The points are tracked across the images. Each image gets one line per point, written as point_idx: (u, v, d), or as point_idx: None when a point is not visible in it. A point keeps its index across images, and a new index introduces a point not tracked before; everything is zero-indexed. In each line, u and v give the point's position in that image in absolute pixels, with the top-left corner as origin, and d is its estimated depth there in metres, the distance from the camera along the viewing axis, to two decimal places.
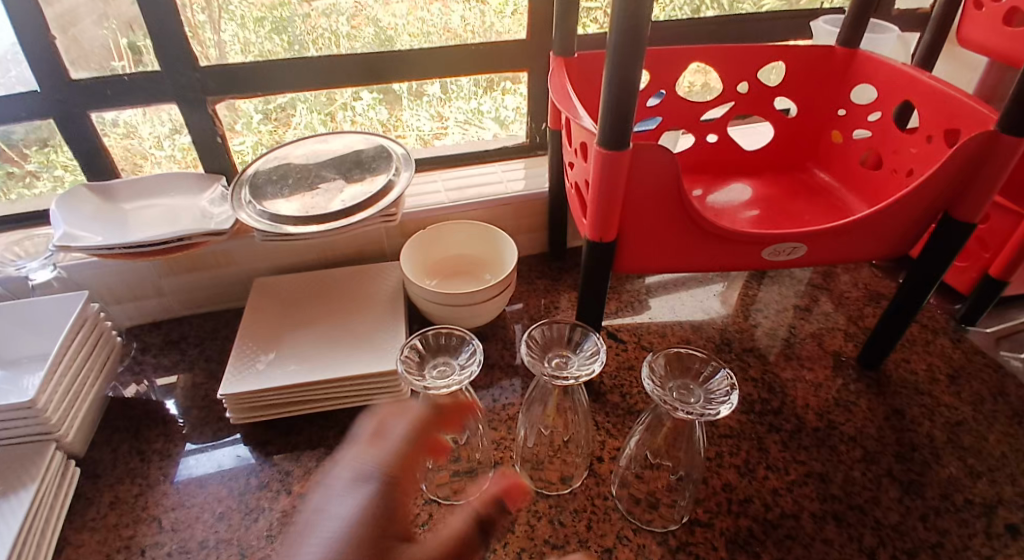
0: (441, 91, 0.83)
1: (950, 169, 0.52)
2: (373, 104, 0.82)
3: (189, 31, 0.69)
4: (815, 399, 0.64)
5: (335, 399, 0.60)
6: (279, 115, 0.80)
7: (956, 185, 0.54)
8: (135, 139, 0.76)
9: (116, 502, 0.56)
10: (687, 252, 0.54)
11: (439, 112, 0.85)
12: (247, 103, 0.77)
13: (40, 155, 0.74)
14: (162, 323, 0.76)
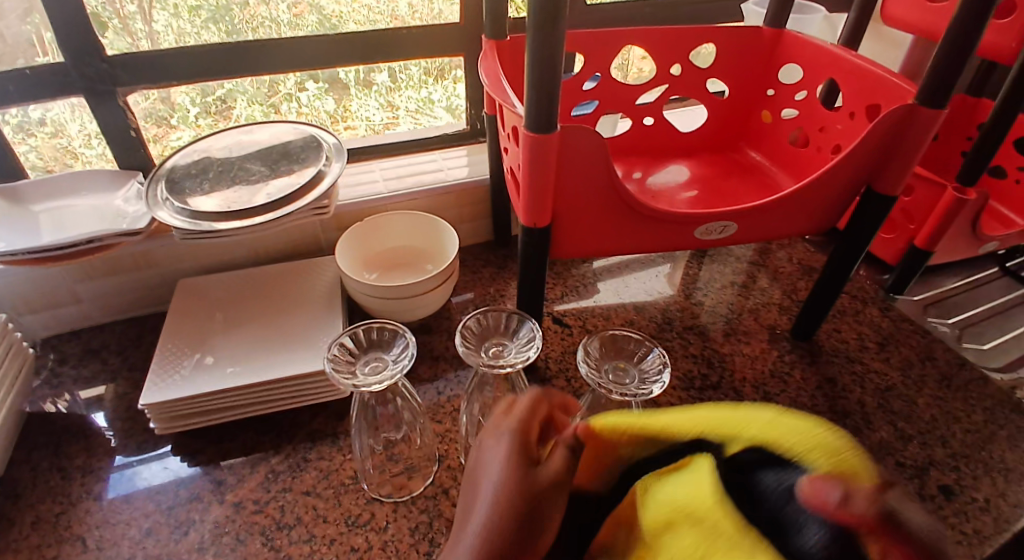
0: (390, 79, 0.81)
1: (871, 143, 0.54)
2: (319, 93, 0.80)
3: (117, 22, 0.65)
4: (752, 372, 0.65)
5: (268, 403, 0.57)
6: (219, 108, 0.76)
7: (877, 158, 0.56)
8: (64, 137, 0.71)
9: (37, 523, 0.52)
10: (623, 234, 0.54)
11: (389, 100, 0.83)
12: (183, 94, 0.73)
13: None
14: (82, 331, 0.71)
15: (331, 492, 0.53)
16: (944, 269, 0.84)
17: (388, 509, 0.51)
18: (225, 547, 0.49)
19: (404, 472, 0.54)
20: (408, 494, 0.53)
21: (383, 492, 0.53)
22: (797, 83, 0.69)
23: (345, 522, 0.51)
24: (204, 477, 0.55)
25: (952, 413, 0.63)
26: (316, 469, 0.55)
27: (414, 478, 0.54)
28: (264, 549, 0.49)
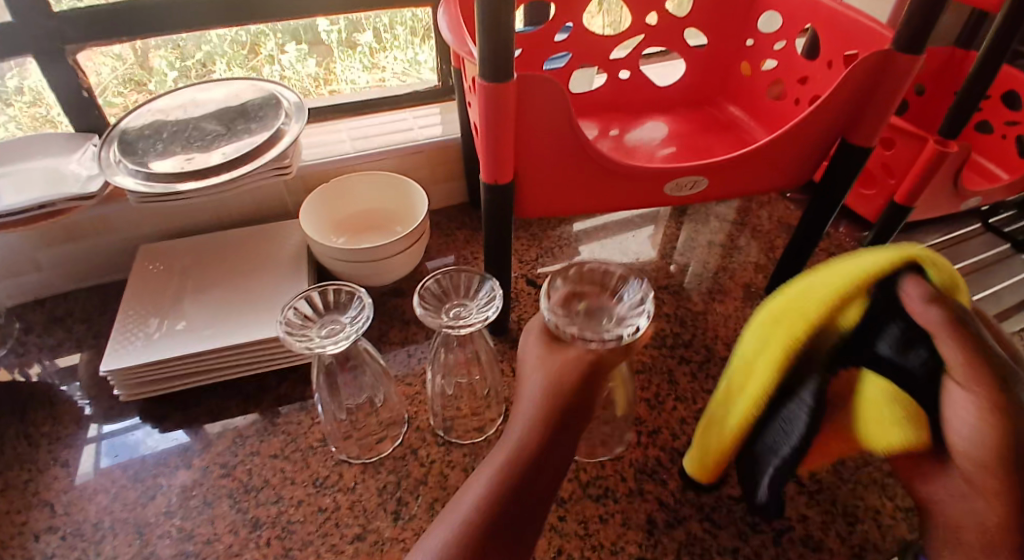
0: (374, 40, 0.80)
1: (846, 92, 0.52)
2: (301, 56, 0.79)
3: None
4: (724, 329, 0.65)
5: (233, 368, 0.57)
6: (198, 71, 0.77)
7: (852, 109, 0.54)
8: (42, 105, 0.70)
9: (3, 489, 0.52)
10: (590, 192, 0.53)
11: (373, 62, 0.82)
12: (159, 58, 0.73)
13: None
14: (46, 300, 0.69)
15: (299, 455, 0.53)
16: (924, 227, 0.84)
17: (355, 470, 0.51)
18: (192, 510, 0.49)
19: (373, 433, 0.54)
20: (376, 456, 0.52)
21: (351, 453, 0.52)
22: (775, 33, 0.66)
23: (313, 483, 0.51)
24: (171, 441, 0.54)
25: None
26: (283, 433, 0.54)
27: (382, 439, 0.54)
28: (231, 511, 0.49)
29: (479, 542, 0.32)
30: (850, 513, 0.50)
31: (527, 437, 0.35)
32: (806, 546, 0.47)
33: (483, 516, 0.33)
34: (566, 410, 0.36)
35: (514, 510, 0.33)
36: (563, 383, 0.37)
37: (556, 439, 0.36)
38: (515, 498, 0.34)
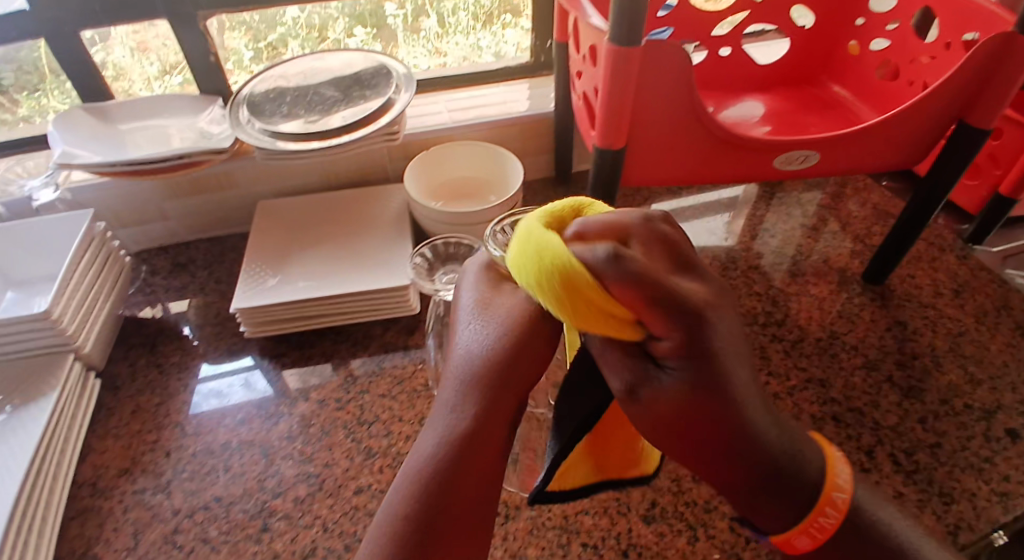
0: (438, 25, 0.83)
1: (963, 73, 0.51)
2: (367, 40, 0.83)
3: None
4: (818, 313, 0.65)
5: (346, 314, 0.62)
6: (270, 53, 0.81)
7: (968, 93, 0.53)
8: (125, 81, 0.76)
9: (138, 411, 0.58)
10: (698, 162, 0.53)
11: (438, 46, 0.86)
12: (236, 41, 0.77)
13: (31, 100, 0.74)
14: (170, 247, 0.76)
15: (406, 398, 0.57)
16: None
17: None
18: (311, 438, 0.54)
19: None
20: None
21: None
22: (888, 12, 0.65)
23: (420, 422, 0.55)
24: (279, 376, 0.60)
25: None
26: (391, 376, 0.59)
27: None
28: (345, 441, 0.53)
29: (419, 517, 0.33)
30: (946, 493, 0.49)
31: (453, 408, 0.35)
32: None
33: (418, 496, 0.33)
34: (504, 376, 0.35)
35: (455, 479, 0.34)
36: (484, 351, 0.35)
37: (491, 401, 0.34)
38: (450, 472, 0.33)
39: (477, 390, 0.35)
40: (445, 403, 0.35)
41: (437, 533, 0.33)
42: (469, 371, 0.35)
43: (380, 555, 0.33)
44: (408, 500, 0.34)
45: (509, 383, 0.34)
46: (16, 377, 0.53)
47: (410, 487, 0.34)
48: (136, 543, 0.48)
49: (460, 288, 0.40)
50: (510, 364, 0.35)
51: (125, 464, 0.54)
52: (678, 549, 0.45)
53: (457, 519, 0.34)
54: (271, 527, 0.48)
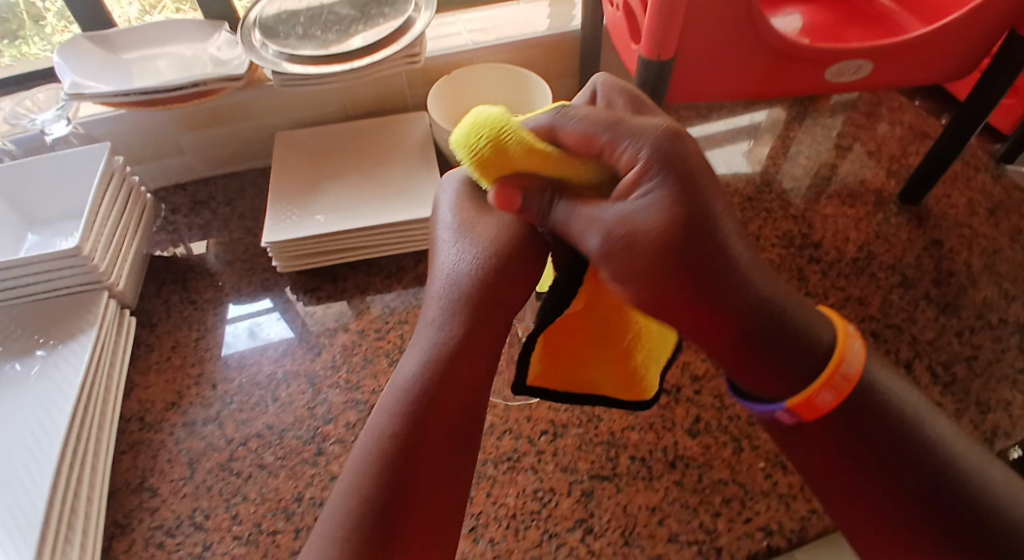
0: None
1: None
2: None
3: None
4: (855, 233, 0.64)
5: (377, 246, 0.61)
6: None
7: None
8: None
9: (178, 345, 0.58)
10: (744, 74, 0.51)
11: None
12: None
13: (11, 48, 0.71)
14: (187, 184, 0.73)
15: None
16: None
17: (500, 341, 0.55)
18: (355, 366, 0.55)
19: None
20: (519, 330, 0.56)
21: None
22: None
23: None
24: (297, 316, 0.59)
25: None
26: None
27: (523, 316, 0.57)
28: (390, 369, 0.54)
29: (410, 418, 0.36)
30: (983, 403, 0.51)
31: (439, 327, 0.39)
32: None
33: (409, 400, 0.36)
34: (493, 280, 0.40)
35: (449, 374, 0.37)
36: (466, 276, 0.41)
37: (476, 315, 0.39)
38: (438, 378, 0.37)
39: (460, 309, 0.40)
40: (431, 325, 0.40)
41: (431, 432, 0.36)
42: (453, 295, 0.40)
43: (376, 449, 0.35)
44: (398, 405, 0.37)
45: (497, 288, 0.40)
46: (52, 316, 0.52)
47: (400, 396, 0.37)
48: (192, 471, 0.49)
49: (439, 214, 0.46)
50: (491, 284, 0.40)
51: (171, 397, 0.54)
52: (724, 459, 0.47)
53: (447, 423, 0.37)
54: (327, 451, 0.49)
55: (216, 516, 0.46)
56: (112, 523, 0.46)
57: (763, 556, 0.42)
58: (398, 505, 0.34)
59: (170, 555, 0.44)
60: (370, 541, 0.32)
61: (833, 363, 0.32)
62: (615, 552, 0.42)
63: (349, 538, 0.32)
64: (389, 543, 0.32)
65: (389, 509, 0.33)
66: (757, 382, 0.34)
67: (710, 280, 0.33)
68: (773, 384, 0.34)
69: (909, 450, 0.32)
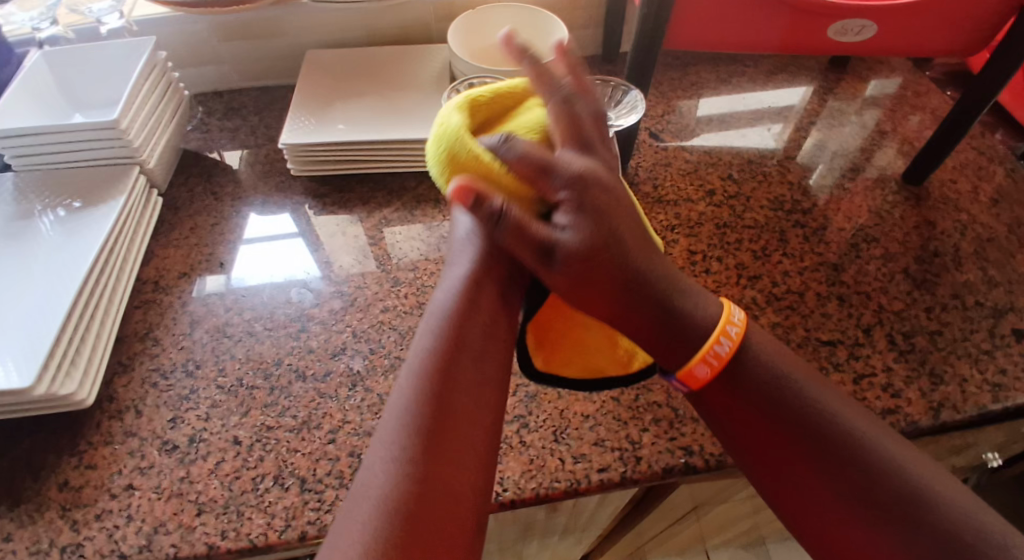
0: None
1: None
2: None
3: None
4: (848, 207, 0.65)
5: (383, 161, 0.66)
6: None
7: None
8: None
9: (195, 228, 0.64)
10: (747, 20, 0.55)
11: None
12: None
13: None
14: (224, 92, 0.79)
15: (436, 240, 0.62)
16: None
17: None
18: (347, 263, 0.60)
19: None
20: None
21: None
22: None
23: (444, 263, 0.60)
24: (306, 220, 0.64)
25: None
26: (421, 221, 0.64)
27: None
28: (377, 270, 0.60)
29: (452, 333, 0.42)
30: (936, 373, 0.52)
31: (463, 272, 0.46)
32: (885, 389, 0.51)
33: (449, 321, 0.43)
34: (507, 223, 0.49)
35: (472, 299, 0.44)
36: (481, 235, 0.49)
37: (495, 250, 0.47)
38: (470, 309, 0.44)
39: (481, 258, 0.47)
40: (456, 272, 0.47)
41: (470, 345, 0.42)
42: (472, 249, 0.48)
43: (426, 353, 0.41)
44: (440, 325, 0.43)
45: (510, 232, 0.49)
46: (91, 182, 0.59)
47: (440, 319, 0.43)
48: (191, 329, 0.55)
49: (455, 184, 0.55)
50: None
51: (183, 269, 0.60)
52: (663, 384, 0.50)
53: (481, 342, 0.43)
54: (309, 329, 0.55)
55: (205, 367, 0.53)
56: (117, 362, 0.53)
57: (679, 470, 0.46)
58: (453, 407, 0.39)
59: (162, 392, 0.51)
60: (428, 414, 0.38)
61: (718, 332, 0.41)
62: (543, 445, 0.47)
63: (416, 412, 0.38)
64: (445, 418, 0.38)
65: (442, 393, 0.39)
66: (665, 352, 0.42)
67: (627, 279, 0.41)
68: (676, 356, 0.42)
69: (836, 444, 0.38)
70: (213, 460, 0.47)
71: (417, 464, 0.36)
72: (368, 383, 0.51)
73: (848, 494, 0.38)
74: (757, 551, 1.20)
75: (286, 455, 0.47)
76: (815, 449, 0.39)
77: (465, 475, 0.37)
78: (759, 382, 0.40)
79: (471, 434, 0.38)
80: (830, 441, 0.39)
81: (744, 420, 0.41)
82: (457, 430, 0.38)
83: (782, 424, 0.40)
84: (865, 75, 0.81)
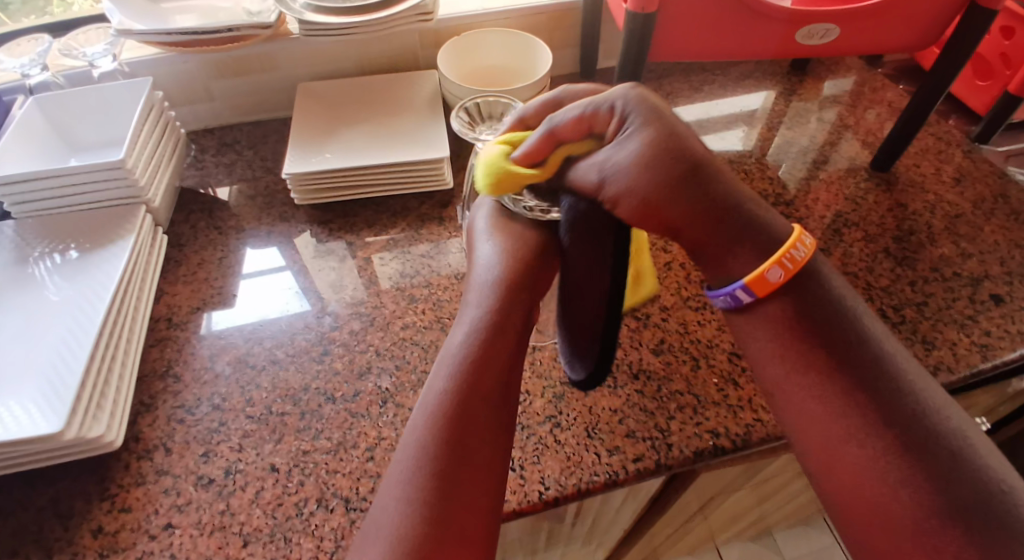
0: None
1: None
2: None
3: None
4: (827, 196, 0.70)
5: (386, 184, 0.68)
6: None
7: None
8: None
9: (203, 263, 0.64)
10: (724, 31, 0.59)
11: None
12: None
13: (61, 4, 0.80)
14: (215, 128, 0.80)
15: (446, 258, 0.64)
16: None
17: None
18: (359, 287, 0.61)
19: None
20: None
21: None
22: None
23: (456, 277, 0.62)
24: (295, 253, 0.65)
25: (1017, 241, 0.64)
26: (429, 240, 0.66)
27: None
28: (391, 290, 0.61)
29: (466, 388, 0.40)
30: (928, 340, 0.56)
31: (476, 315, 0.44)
32: None
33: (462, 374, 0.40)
34: (527, 270, 0.46)
35: (486, 354, 0.42)
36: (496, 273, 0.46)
37: (509, 300, 0.44)
38: (484, 360, 0.41)
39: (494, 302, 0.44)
40: (472, 311, 0.44)
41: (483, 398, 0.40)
42: (491, 283, 0.45)
43: (438, 408, 0.39)
44: (454, 375, 0.41)
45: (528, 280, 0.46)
46: (88, 225, 0.59)
47: (455, 367, 0.41)
48: (212, 363, 0.55)
49: (475, 219, 0.52)
50: (518, 274, 0.46)
51: (196, 304, 0.60)
52: (682, 373, 0.52)
53: (495, 396, 0.41)
54: (331, 351, 0.55)
55: (231, 399, 0.53)
56: (139, 402, 0.53)
57: (709, 453, 0.48)
58: (456, 465, 0.37)
59: (190, 428, 0.51)
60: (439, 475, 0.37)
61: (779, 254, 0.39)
62: (577, 441, 0.48)
63: (428, 465, 0.37)
64: (458, 478, 0.37)
65: (454, 455, 0.37)
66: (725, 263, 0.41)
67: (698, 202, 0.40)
68: (727, 266, 0.41)
69: (893, 395, 0.36)
70: (252, 490, 0.47)
71: (427, 530, 0.35)
72: (398, 399, 0.52)
73: (883, 435, 0.35)
74: (767, 542, 1.22)
75: (326, 477, 0.48)
76: (855, 377, 0.37)
77: (476, 539, 0.36)
78: (821, 317, 0.38)
79: (484, 497, 0.37)
80: (872, 377, 0.37)
81: (782, 335, 0.39)
82: (472, 491, 0.37)
83: (845, 361, 0.37)
84: (825, 75, 0.86)
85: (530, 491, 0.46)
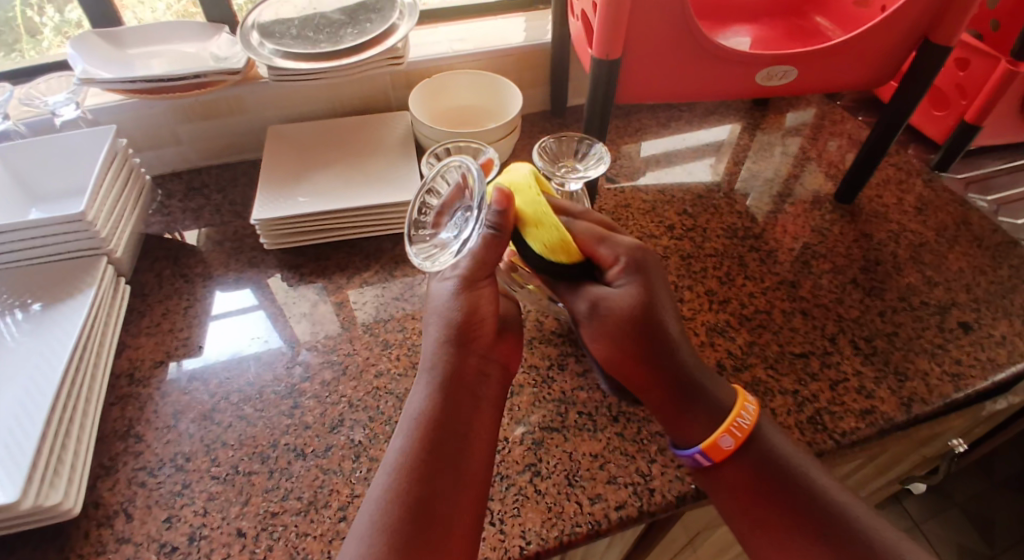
0: None
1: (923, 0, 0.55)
2: None
3: None
4: (795, 227, 0.71)
5: (359, 226, 0.67)
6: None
7: (932, 14, 0.57)
8: None
9: (168, 313, 0.62)
10: (687, 74, 0.60)
11: None
12: None
13: (25, 49, 0.79)
14: (182, 172, 0.79)
15: (419, 299, 0.63)
16: (988, 153, 0.89)
17: None
18: (333, 332, 0.60)
19: None
20: None
21: None
22: None
23: None
24: (267, 296, 0.63)
25: (980, 267, 0.66)
26: (402, 280, 0.65)
27: None
28: (364, 335, 0.60)
29: (426, 446, 0.41)
30: (901, 371, 0.56)
31: (439, 355, 0.44)
32: (860, 392, 0.55)
33: (429, 419, 0.42)
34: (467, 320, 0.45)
35: (449, 415, 0.42)
36: (459, 307, 0.45)
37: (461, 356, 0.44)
38: (450, 402, 0.43)
39: (462, 334, 0.45)
40: (428, 370, 0.44)
41: (453, 439, 0.41)
42: (444, 330, 0.45)
43: (401, 467, 0.40)
44: (414, 433, 0.41)
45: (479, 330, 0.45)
46: (48, 279, 0.57)
47: (414, 425, 0.42)
48: (176, 420, 0.53)
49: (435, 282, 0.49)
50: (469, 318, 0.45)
51: (160, 356, 0.58)
52: None
53: (464, 437, 0.42)
54: (302, 404, 0.54)
55: (196, 458, 0.50)
56: (98, 465, 0.50)
57: (691, 497, 0.47)
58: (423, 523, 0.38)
59: (152, 492, 0.48)
60: (411, 521, 0.38)
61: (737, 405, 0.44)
62: (558, 491, 0.47)
63: (392, 520, 0.38)
64: (424, 521, 0.38)
65: (425, 502, 0.39)
66: (682, 425, 0.45)
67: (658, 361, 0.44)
68: (689, 430, 0.44)
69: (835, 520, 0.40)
70: (218, 557, 0.45)
71: None
72: (371, 452, 0.50)
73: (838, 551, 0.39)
74: None
75: (296, 540, 0.45)
76: (791, 497, 0.41)
77: None
78: (766, 462, 0.43)
79: (456, 533, 0.38)
80: (803, 490, 0.42)
81: (739, 491, 0.43)
82: (444, 532, 0.38)
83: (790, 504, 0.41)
84: (787, 109, 0.89)
85: (510, 547, 0.44)
